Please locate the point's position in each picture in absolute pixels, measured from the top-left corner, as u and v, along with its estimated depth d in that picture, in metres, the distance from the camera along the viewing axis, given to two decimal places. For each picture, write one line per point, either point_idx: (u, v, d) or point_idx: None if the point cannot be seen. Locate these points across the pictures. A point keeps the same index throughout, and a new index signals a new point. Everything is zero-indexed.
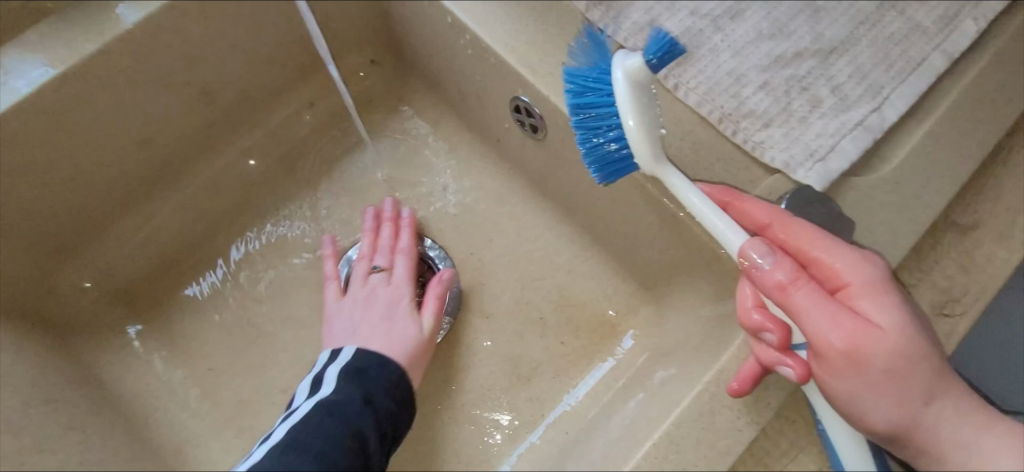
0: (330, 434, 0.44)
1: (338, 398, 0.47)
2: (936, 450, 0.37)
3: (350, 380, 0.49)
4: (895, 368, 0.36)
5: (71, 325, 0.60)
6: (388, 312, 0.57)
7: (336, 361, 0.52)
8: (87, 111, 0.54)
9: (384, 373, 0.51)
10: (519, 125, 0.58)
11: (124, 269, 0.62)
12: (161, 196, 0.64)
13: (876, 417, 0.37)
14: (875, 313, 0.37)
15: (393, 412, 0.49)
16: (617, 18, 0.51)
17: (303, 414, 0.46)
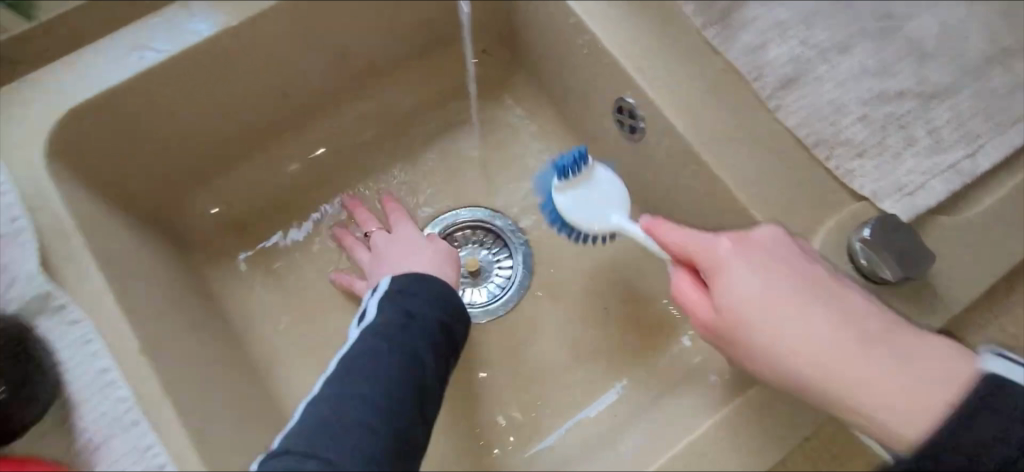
0: (392, 352, 0.47)
1: (382, 321, 0.49)
2: (849, 407, 0.41)
3: (393, 301, 0.51)
4: (790, 317, 0.42)
5: (195, 243, 0.67)
6: (404, 235, 0.62)
7: (376, 290, 0.53)
8: (252, 58, 0.62)
9: (427, 286, 0.52)
10: (618, 124, 0.62)
11: (244, 202, 0.69)
12: (285, 143, 0.71)
13: (786, 382, 0.43)
14: (743, 283, 0.44)
15: (444, 322, 0.51)
16: (730, 38, 0.55)
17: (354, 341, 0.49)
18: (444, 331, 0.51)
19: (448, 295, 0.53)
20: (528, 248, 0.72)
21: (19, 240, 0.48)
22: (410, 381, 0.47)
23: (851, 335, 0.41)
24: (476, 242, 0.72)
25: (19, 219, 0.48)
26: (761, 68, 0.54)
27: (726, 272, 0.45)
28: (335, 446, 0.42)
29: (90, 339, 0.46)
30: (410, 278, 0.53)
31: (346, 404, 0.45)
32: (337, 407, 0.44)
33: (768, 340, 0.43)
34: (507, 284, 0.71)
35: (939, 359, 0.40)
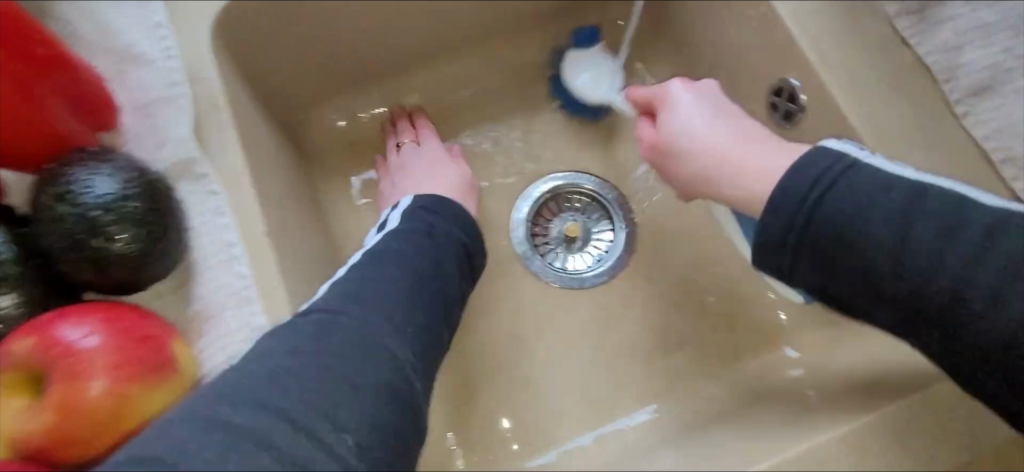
0: (419, 250, 0.47)
1: (406, 227, 0.50)
2: (725, 174, 0.47)
3: (415, 214, 0.52)
4: (728, 143, 0.47)
5: (314, 154, 0.68)
6: (440, 162, 0.63)
7: (396, 207, 0.54)
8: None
9: (450, 209, 0.53)
10: (770, 109, 0.59)
11: (368, 124, 0.69)
12: (418, 73, 0.70)
13: (693, 156, 0.48)
14: (684, 106, 0.50)
15: (464, 244, 0.52)
16: (925, 32, 0.51)
17: (373, 245, 0.48)
18: (460, 246, 0.51)
19: (465, 220, 0.54)
20: (632, 227, 0.69)
21: (176, 106, 0.49)
22: (432, 285, 0.45)
23: (776, 147, 0.46)
24: (579, 208, 0.70)
25: (178, 86, 0.50)
26: (955, 69, 0.50)
27: (675, 105, 0.51)
28: (325, 333, 0.38)
29: (222, 212, 0.47)
30: (433, 199, 0.54)
31: (364, 293, 0.42)
32: (346, 294, 0.41)
33: (715, 162, 0.47)
34: (603, 257, 0.68)
35: (794, 152, 0.45)
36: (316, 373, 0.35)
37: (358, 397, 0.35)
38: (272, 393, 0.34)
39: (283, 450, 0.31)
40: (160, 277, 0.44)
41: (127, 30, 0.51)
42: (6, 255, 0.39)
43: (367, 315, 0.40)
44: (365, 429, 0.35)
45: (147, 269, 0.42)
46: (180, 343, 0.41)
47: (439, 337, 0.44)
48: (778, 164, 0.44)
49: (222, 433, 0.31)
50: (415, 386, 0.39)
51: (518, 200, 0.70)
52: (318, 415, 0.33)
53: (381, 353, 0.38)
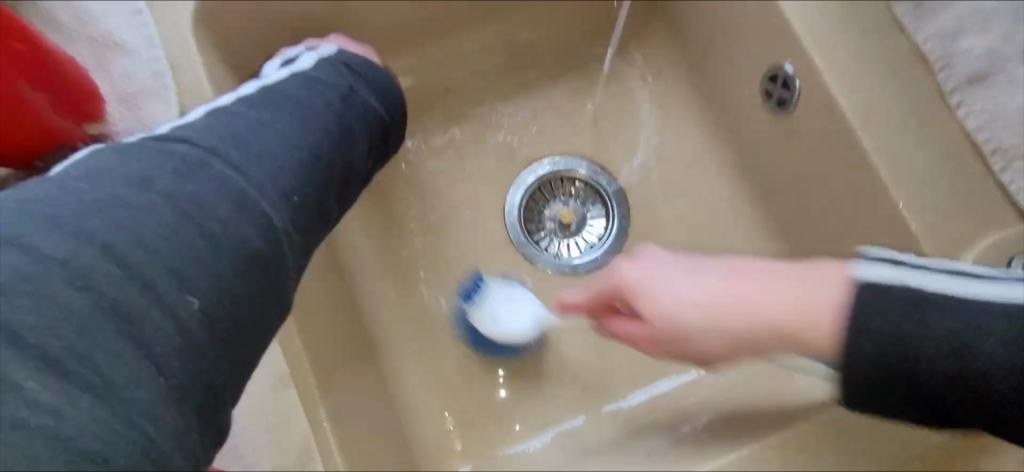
0: (327, 112, 0.46)
1: (313, 75, 0.48)
2: (749, 328, 0.38)
3: (314, 69, 0.49)
4: (738, 289, 0.38)
5: None
6: (695, 270, 0.40)
7: (294, 64, 0.50)
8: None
9: (346, 70, 0.50)
10: (764, 96, 0.59)
11: None
12: (409, 54, 0.68)
13: (701, 346, 0.39)
14: (671, 285, 0.39)
15: (344, 121, 0.46)
16: (924, 19, 0.50)
17: (253, 89, 0.46)
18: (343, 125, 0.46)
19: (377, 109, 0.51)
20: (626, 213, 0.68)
21: (164, 99, 0.49)
22: (324, 143, 0.44)
23: (777, 274, 0.38)
24: (573, 193, 0.69)
25: (165, 79, 0.49)
26: (951, 58, 0.49)
27: (654, 290, 0.40)
28: (190, 176, 0.38)
29: None
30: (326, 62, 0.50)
31: (257, 133, 0.42)
32: (239, 127, 0.41)
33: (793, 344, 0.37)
34: (596, 242, 0.68)
35: (824, 276, 0.37)
36: (158, 202, 0.36)
37: (205, 251, 0.36)
38: (99, 226, 0.34)
39: (113, 306, 0.33)
40: None
41: (108, 13, 0.49)
42: None
43: (251, 161, 0.40)
44: (211, 292, 0.36)
45: None
46: None
47: (328, 186, 0.44)
48: (825, 303, 0.36)
49: (53, 268, 0.33)
50: (289, 247, 0.40)
51: (511, 183, 0.69)
52: (150, 258, 0.34)
53: (250, 183, 0.39)
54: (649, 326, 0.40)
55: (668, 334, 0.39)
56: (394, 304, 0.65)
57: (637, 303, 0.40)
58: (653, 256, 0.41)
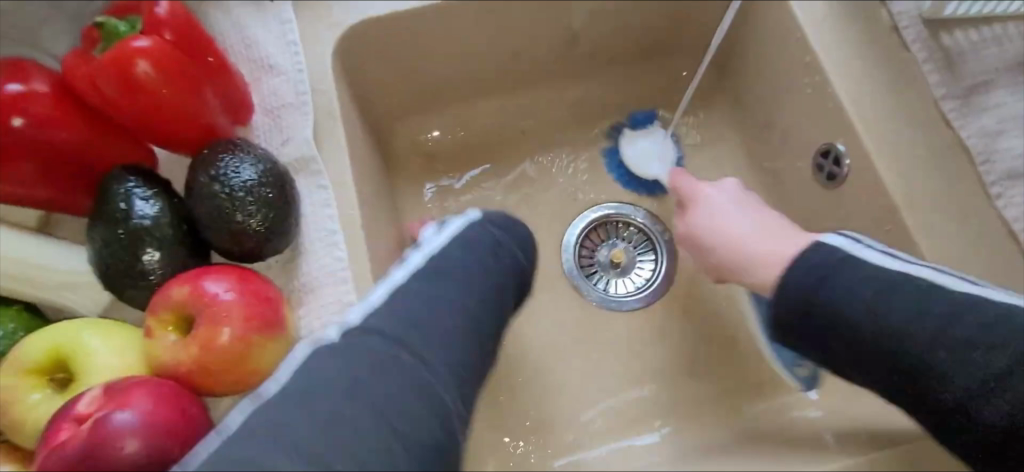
0: (488, 289, 0.48)
1: (467, 256, 0.49)
2: (731, 248, 0.58)
3: (469, 230, 0.52)
4: (778, 234, 0.57)
5: (393, 157, 0.76)
6: (754, 211, 0.60)
7: (459, 218, 0.55)
8: (506, 13, 0.69)
9: (500, 230, 0.54)
10: (816, 170, 0.63)
11: (448, 138, 0.78)
12: (495, 98, 0.78)
13: (717, 239, 0.59)
14: (715, 196, 0.61)
15: (514, 276, 0.52)
16: (969, 116, 0.56)
17: (419, 261, 0.49)
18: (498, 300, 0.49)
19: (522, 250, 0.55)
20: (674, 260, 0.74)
21: (301, 109, 0.58)
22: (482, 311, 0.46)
23: (758, 223, 0.58)
24: (626, 237, 0.76)
25: (304, 95, 0.58)
26: (993, 153, 0.54)
27: (704, 201, 0.61)
28: (384, 370, 0.39)
29: (328, 204, 0.55)
30: (478, 228, 0.53)
31: (428, 315, 0.43)
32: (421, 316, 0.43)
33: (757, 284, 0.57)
34: (644, 284, 0.74)
35: (790, 240, 0.56)
36: (370, 419, 0.37)
37: (438, 462, 0.38)
38: (345, 466, 0.35)
39: (364, 458, 0.35)
40: (275, 253, 0.52)
41: (266, 43, 0.60)
42: (162, 221, 0.48)
43: (444, 346, 0.42)
44: (456, 427, 0.40)
45: (266, 244, 0.50)
46: (285, 307, 0.48)
47: (495, 349, 0.47)
48: (770, 251, 0.56)
49: (301, 456, 0.34)
50: (458, 427, 0.41)
51: (570, 223, 0.76)
52: (365, 453, 0.35)
53: (415, 357, 0.41)
54: (687, 237, 0.61)
55: (708, 249, 0.60)
56: None
57: (693, 219, 0.61)
58: (725, 188, 0.62)
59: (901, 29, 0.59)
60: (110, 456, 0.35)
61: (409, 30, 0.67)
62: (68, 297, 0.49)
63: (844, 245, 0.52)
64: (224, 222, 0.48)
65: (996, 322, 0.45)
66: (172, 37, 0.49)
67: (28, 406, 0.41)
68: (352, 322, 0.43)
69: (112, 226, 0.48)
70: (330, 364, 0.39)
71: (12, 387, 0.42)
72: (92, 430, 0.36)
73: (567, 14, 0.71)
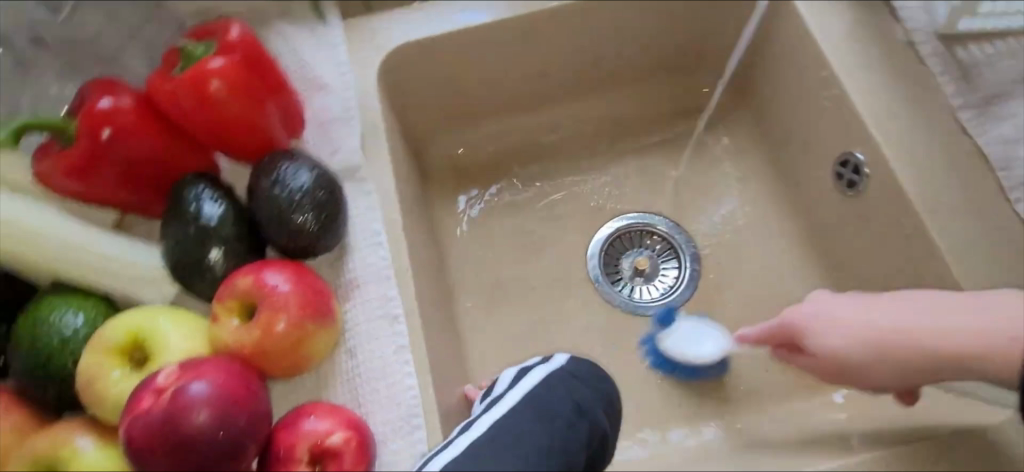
0: (559, 438, 0.49)
1: (550, 398, 0.52)
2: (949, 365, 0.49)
3: (564, 380, 0.53)
4: (935, 315, 0.50)
5: (429, 169, 0.81)
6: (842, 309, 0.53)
7: (547, 362, 0.55)
8: (537, 37, 0.74)
9: (593, 390, 0.54)
10: (835, 178, 0.66)
11: (480, 152, 0.82)
12: (525, 115, 0.82)
13: (881, 370, 0.51)
14: (822, 309, 0.53)
15: (604, 436, 0.52)
16: (986, 125, 0.58)
17: (507, 404, 0.51)
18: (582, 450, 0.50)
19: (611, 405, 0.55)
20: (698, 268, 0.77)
21: (349, 124, 0.64)
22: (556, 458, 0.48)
23: (999, 316, 0.48)
24: (650, 245, 0.79)
25: (352, 110, 0.64)
26: (1011, 159, 0.56)
27: (817, 309, 0.53)
28: None
29: (373, 208, 0.60)
30: (556, 380, 0.53)
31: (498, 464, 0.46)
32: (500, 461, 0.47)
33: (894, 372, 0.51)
34: (669, 290, 0.77)
35: (1003, 303, 0.49)
36: None
37: None
38: None
39: None
40: (324, 253, 0.57)
41: (318, 64, 0.66)
42: (227, 220, 0.54)
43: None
44: None
45: (318, 242, 0.55)
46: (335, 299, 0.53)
47: None
48: (1009, 340, 0.47)
49: None
50: None
51: (595, 232, 0.80)
52: None
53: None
54: (817, 360, 0.53)
55: (840, 366, 0.51)
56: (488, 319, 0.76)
57: (806, 345, 0.53)
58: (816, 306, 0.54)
59: (917, 45, 0.62)
60: (187, 421, 0.40)
61: (447, 53, 0.72)
62: (142, 288, 0.54)
63: (936, 300, 0.50)
64: (283, 221, 0.53)
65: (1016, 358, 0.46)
66: (242, 58, 0.54)
67: (110, 382, 0.46)
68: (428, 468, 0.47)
69: (185, 224, 0.53)
70: None
71: (96, 365, 0.46)
72: (173, 399, 0.40)
73: (594, 35, 0.75)
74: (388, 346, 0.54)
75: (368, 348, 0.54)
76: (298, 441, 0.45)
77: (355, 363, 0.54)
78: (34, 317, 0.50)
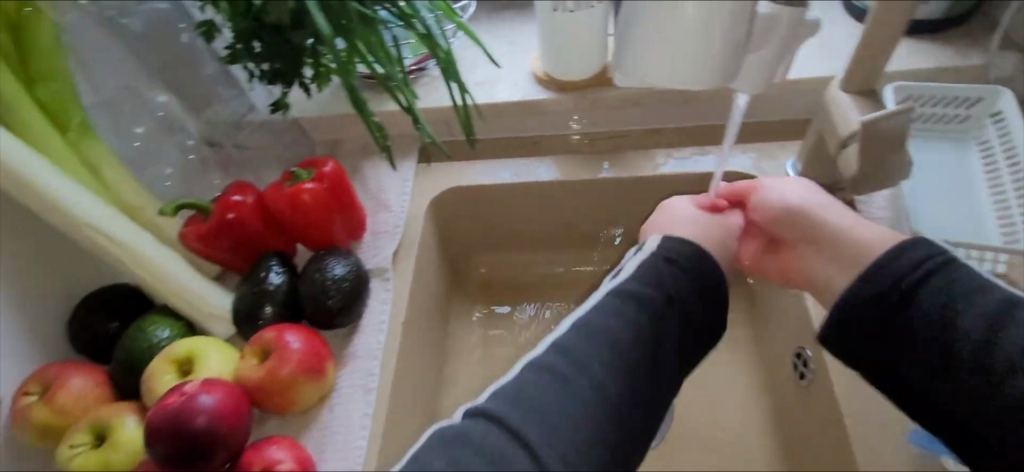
0: (622, 327, 0.58)
1: (634, 291, 0.59)
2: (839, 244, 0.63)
3: (652, 266, 0.61)
4: (788, 187, 0.67)
5: (459, 280, 0.99)
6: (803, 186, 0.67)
7: (642, 249, 0.64)
8: (565, 198, 0.90)
9: (677, 276, 0.61)
10: (792, 366, 0.75)
11: (503, 276, 0.99)
12: (547, 254, 0.98)
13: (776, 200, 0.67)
14: (781, 188, 0.67)
15: (687, 317, 0.61)
16: None
17: (593, 304, 0.61)
18: (699, 308, 0.62)
19: (703, 279, 0.62)
20: (670, 415, 0.80)
21: (393, 237, 0.83)
22: (649, 323, 0.59)
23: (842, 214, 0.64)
24: None
25: (399, 228, 0.84)
26: None
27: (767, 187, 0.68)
28: (496, 458, 0.52)
29: (387, 302, 0.77)
30: (608, 293, 0.60)
31: (551, 395, 0.55)
32: (583, 349, 0.57)
33: (691, 233, 0.65)
34: (639, 434, 0.79)
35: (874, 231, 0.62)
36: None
37: None
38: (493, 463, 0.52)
39: None
40: (338, 329, 0.75)
41: (388, 190, 0.89)
42: (281, 288, 0.75)
43: (577, 389, 0.55)
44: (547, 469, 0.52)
45: (335, 320, 0.74)
46: (330, 365, 0.70)
47: (624, 398, 0.56)
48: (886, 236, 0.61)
49: (493, 460, 0.52)
50: None
51: None
52: None
53: (536, 462, 0.52)
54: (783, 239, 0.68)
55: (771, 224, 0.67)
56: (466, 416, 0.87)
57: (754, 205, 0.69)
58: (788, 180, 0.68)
59: None
60: (188, 420, 0.58)
61: (488, 198, 0.90)
62: (212, 323, 0.77)
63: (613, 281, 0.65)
64: (315, 301, 0.73)
65: (678, 299, 0.60)
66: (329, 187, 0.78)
67: (161, 380, 0.65)
68: (476, 410, 0.56)
69: (256, 286, 0.75)
70: (469, 419, 0.55)
71: (155, 367, 0.66)
72: (185, 400, 0.58)
73: (613, 205, 0.90)
74: (360, 413, 0.69)
75: (346, 409, 0.69)
76: (256, 467, 0.60)
77: (331, 419, 0.69)
78: (140, 330, 0.73)
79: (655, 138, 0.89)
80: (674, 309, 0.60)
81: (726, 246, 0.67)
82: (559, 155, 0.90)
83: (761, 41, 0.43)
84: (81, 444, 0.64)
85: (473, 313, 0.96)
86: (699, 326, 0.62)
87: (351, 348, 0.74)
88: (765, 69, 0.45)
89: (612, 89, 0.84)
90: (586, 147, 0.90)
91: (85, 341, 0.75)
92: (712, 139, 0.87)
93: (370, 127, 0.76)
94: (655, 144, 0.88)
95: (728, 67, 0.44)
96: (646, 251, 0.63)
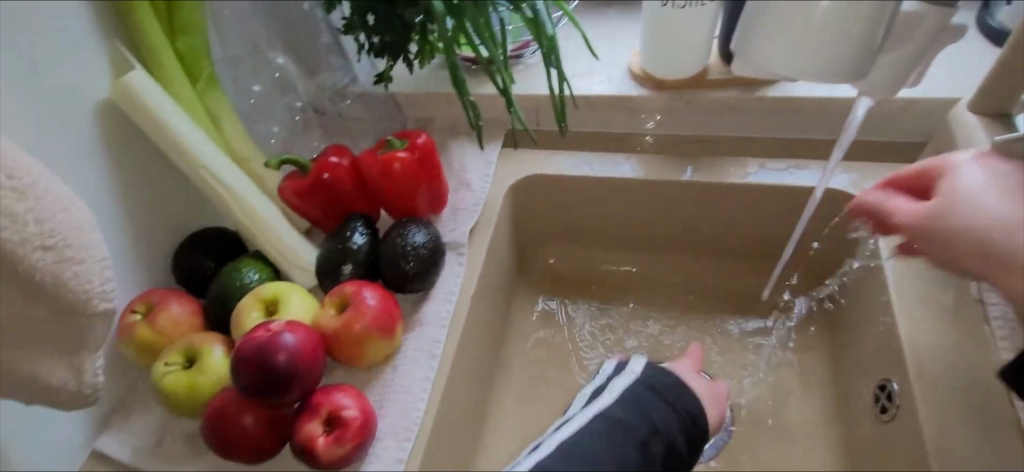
0: (605, 456, 0.64)
1: (620, 419, 0.67)
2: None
3: (635, 395, 0.68)
4: (973, 198, 0.60)
5: (526, 267, 0.99)
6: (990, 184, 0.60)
7: (614, 372, 0.73)
8: (644, 198, 0.89)
9: (649, 419, 0.67)
10: (874, 398, 0.70)
11: (570, 268, 0.98)
12: (618, 253, 0.97)
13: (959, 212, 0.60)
14: (972, 177, 0.61)
15: (679, 451, 0.66)
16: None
17: (574, 426, 0.68)
18: (687, 443, 0.67)
19: (691, 415, 0.69)
20: (730, 428, 0.78)
21: (471, 215, 0.86)
22: (640, 460, 0.65)
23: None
24: None
25: (478, 207, 0.86)
26: None
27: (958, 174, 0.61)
28: None
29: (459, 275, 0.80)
30: (586, 424, 0.67)
31: None
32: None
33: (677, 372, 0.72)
34: (696, 443, 0.78)
35: None
36: None
37: None
38: None
39: None
40: (411, 294, 0.78)
41: (471, 170, 0.91)
42: (363, 249, 0.79)
43: None
44: None
45: (410, 285, 0.77)
46: (400, 326, 0.73)
47: None
48: None
49: None
50: None
51: None
52: None
53: None
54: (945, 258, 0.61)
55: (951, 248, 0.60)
56: (518, 399, 0.87)
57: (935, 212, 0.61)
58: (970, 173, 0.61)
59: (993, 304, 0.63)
60: (271, 354, 0.62)
61: (567, 188, 0.91)
62: (297, 273, 0.82)
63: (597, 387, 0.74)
64: (393, 263, 0.76)
65: (674, 431, 0.67)
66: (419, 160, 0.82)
67: (249, 317, 0.70)
68: None
69: (341, 243, 0.79)
70: None
71: (245, 304, 0.71)
72: (269, 337, 0.62)
73: (694, 211, 0.88)
74: (420, 376, 0.71)
75: (408, 371, 0.72)
76: (324, 409, 0.63)
77: (393, 378, 0.72)
78: (234, 270, 0.79)
79: (747, 145, 0.86)
80: (670, 443, 0.67)
81: (708, 388, 0.72)
82: (644, 154, 0.89)
83: (897, 43, 0.50)
84: (173, 362, 0.69)
85: (536, 301, 0.97)
86: (683, 450, 0.67)
87: (420, 315, 0.77)
88: (897, 69, 0.51)
89: (710, 92, 0.83)
90: (673, 148, 0.89)
91: (183, 273, 0.81)
92: (809, 154, 0.84)
93: (466, 106, 0.79)
94: (747, 152, 0.86)
95: (859, 66, 0.51)
96: (626, 377, 0.70)
